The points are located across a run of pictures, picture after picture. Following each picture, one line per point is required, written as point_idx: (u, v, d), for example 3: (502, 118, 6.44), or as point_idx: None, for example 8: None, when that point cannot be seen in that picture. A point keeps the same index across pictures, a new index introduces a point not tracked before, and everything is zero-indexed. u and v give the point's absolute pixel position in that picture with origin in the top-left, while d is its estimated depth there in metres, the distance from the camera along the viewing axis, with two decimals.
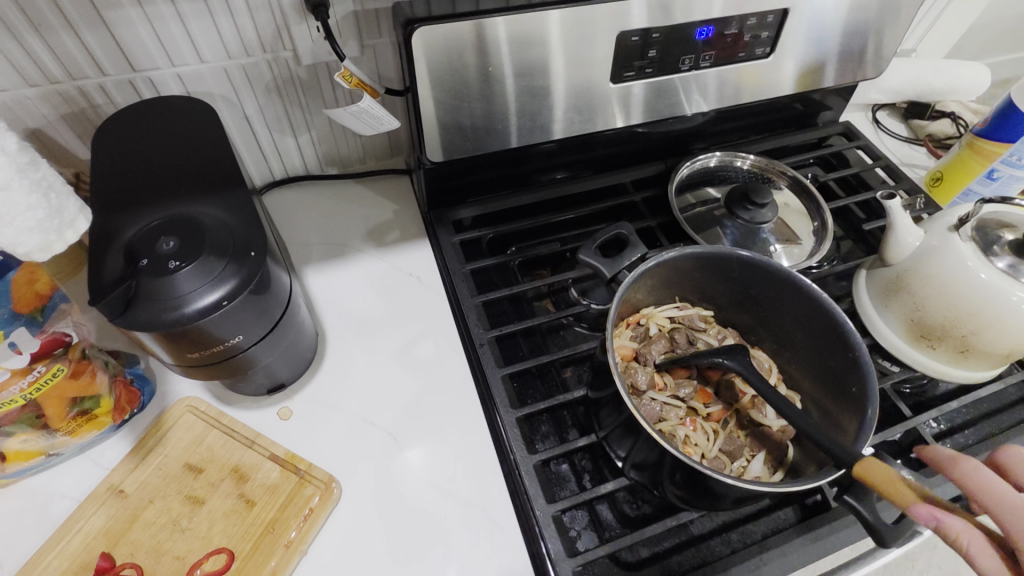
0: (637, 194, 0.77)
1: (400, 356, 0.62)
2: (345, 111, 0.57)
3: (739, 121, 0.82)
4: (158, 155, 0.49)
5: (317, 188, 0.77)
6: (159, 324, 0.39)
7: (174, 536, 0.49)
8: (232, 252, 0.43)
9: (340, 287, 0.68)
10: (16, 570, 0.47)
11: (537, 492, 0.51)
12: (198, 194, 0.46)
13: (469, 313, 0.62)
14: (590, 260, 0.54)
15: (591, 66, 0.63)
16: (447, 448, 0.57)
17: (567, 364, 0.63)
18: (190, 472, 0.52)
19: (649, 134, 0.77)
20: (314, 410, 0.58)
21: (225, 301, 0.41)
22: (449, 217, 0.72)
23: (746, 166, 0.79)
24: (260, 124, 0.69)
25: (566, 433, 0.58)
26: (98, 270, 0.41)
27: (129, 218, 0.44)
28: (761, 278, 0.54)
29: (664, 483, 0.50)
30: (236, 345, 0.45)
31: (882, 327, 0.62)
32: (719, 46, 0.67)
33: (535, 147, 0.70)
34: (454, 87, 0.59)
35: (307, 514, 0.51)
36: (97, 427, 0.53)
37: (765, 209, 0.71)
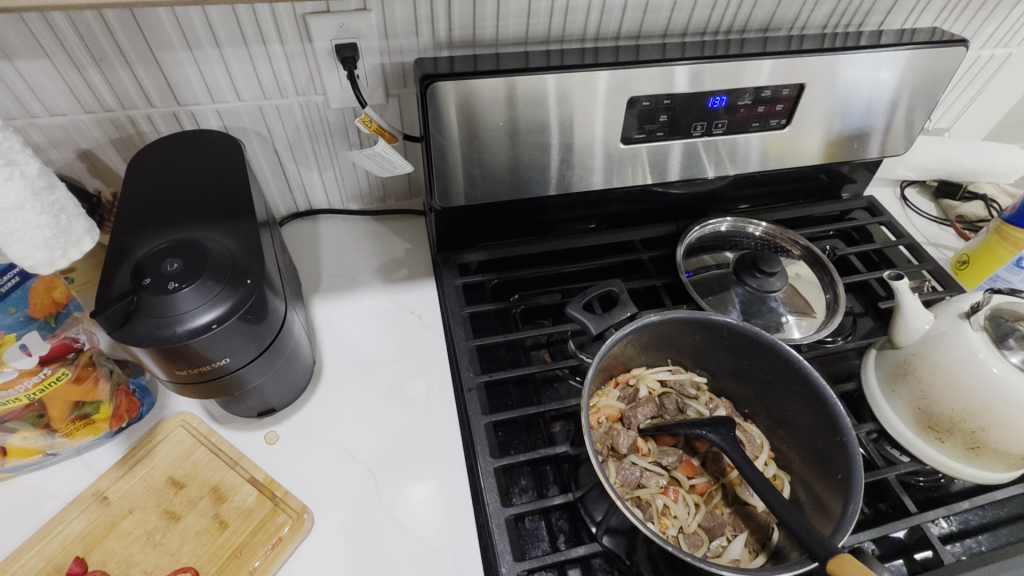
0: (645, 253, 0.77)
1: (391, 392, 0.63)
2: (361, 154, 0.61)
3: (757, 189, 0.82)
4: (182, 181, 0.52)
5: (337, 222, 0.81)
6: (152, 339, 0.42)
7: (146, 550, 0.50)
8: (230, 277, 0.45)
9: (343, 319, 0.70)
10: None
11: (505, 549, 0.50)
12: (210, 220, 0.49)
13: (462, 356, 0.62)
14: (578, 315, 0.53)
15: (602, 127, 0.65)
16: (424, 491, 0.56)
17: (557, 418, 0.62)
18: (172, 486, 0.54)
19: (662, 195, 0.78)
20: (299, 437, 0.59)
21: (215, 324, 0.43)
22: (456, 260, 0.73)
23: (759, 234, 0.79)
24: (289, 159, 0.73)
25: (545, 490, 0.57)
26: (107, 283, 0.44)
27: (144, 237, 0.47)
28: (753, 348, 0.53)
29: (638, 554, 0.48)
30: (225, 365, 0.47)
31: (889, 413, 0.59)
32: (733, 115, 0.68)
33: (546, 199, 0.72)
34: (466, 139, 0.62)
35: (275, 542, 0.51)
36: (94, 432, 0.55)
37: (774, 277, 0.70)
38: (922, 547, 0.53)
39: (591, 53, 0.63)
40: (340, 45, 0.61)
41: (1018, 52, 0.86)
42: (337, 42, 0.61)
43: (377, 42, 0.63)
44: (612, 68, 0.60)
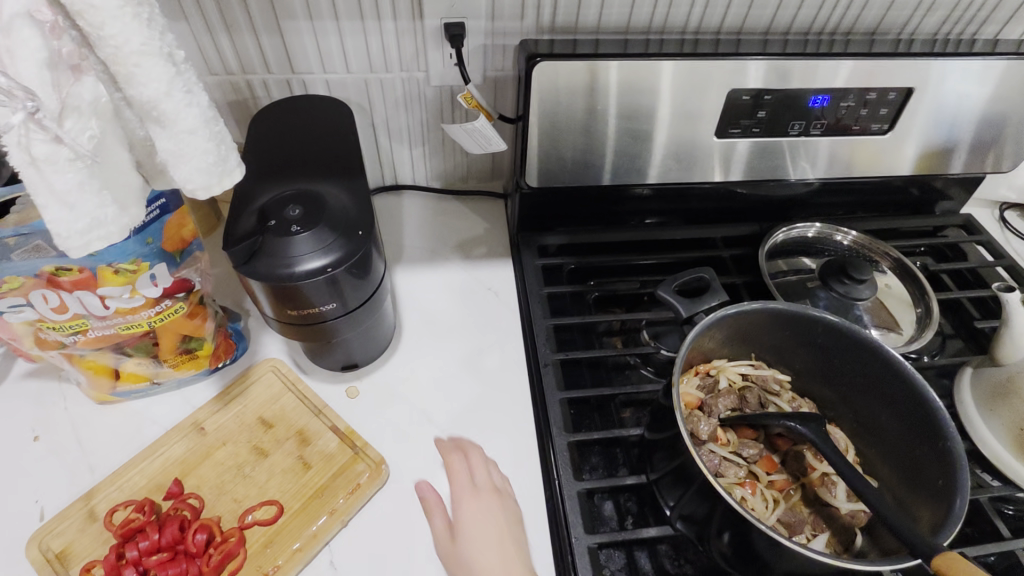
0: (725, 251, 0.76)
1: (467, 362, 0.65)
2: (460, 128, 0.63)
3: (847, 197, 0.80)
4: (298, 137, 0.55)
5: (419, 199, 0.84)
6: (273, 277, 0.45)
7: (236, 480, 0.53)
8: (344, 228, 0.48)
9: (422, 289, 0.72)
10: (106, 475, 0.53)
11: (577, 519, 0.50)
12: (325, 174, 0.52)
13: (539, 333, 0.63)
14: (668, 297, 0.54)
15: (695, 119, 0.65)
16: (494, 457, 0.57)
17: (627, 405, 0.62)
18: (261, 425, 0.57)
19: (746, 196, 0.77)
20: (378, 395, 0.61)
21: (329, 269, 0.46)
22: (535, 242, 0.75)
23: (847, 242, 0.76)
24: (384, 133, 0.77)
25: (615, 471, 0.57)
26: (234, 223, 0.48)
27: (266, 185, 0.50)
28: (848, 348, 0.52)
29: (715, 535, 0.48)
30: (329, 312, 0.50)
31: (985, 434, 0.56)
32: (833, 116, 0.67)
33: (630, 188, 0.72)
34: (559, 121, 0.63)
35: (354, 488, 0.53)
36: (195, 367, 0.59)
37: (863, 286, 0.68)
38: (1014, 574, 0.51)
39: (690, 44, 0.63)
40: (449, 24, 0.64)
41: None
42: (446, 20, 0.64)
43: (483, 24, 0.65)
44: (713, 59, 0.60)
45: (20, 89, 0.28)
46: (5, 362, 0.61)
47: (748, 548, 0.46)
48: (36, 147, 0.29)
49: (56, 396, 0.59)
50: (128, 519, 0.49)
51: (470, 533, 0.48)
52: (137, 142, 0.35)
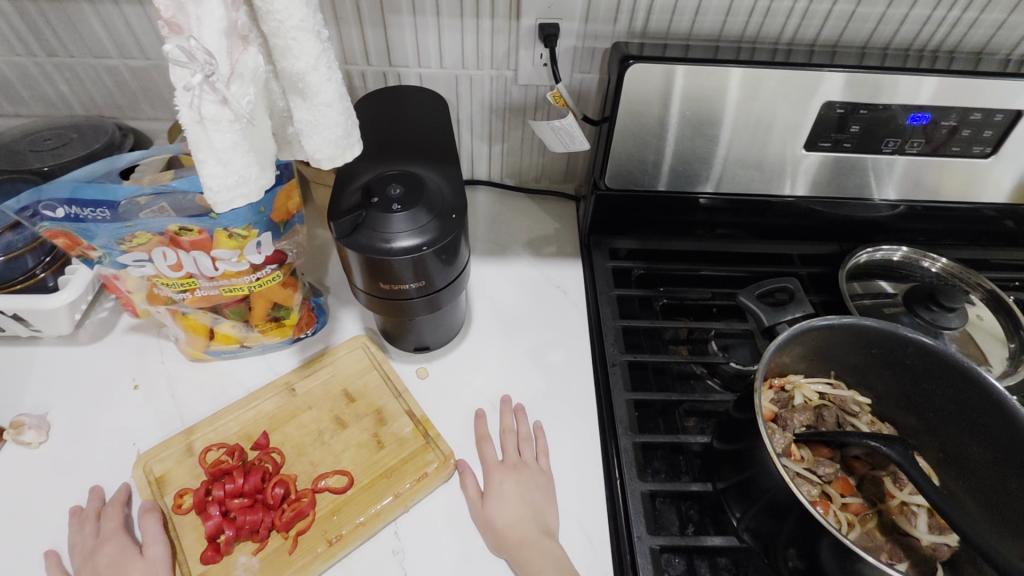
0: (802, 268, 0.75)
1: (533, 355, 0.66)
2: (547, 126, 0.65)
3: (938, 223, 0.76)
4: (398, 124, 0.58)
5: (493, 195, 0.86)
6: (371, 250, 0.47)
7: (316, 445, 0.56)
8: (439, 211, 0.50)
9: (492, 281, 0.74)
10: (202, 419, 0.58)
11: (639, 519, 0.50)
12: (423, 160, 0.54)
13: (608, 333, 0.64)
14: (749, 303, 0.55)
15: (783, 128, 0.64)
16: (557, 450, 0.58)
17: (691, 414, 0.61)
18: (344, 398, 0.59)
19: (828, 214, 0.75)
20: (446, 378, 0.63)
21: (423, 247, 0.48)
22: (607, 244, 0.76)
23: (934, 269, 0.73)
24: (467, 129, 0.79)
25: (678, 477, 0.56)
26: (339, 198, 0.51)
27: (368, 165, 0.53)
28: (939, 373, 0.50)
29: (783, 546, 0.47)
30: (416, 290, 0.52)
31: None
32: (933, 136, 0.64)
33: (707, 197, 0.72)
34: (644, 124, 0.64)
35: (421, 475, 0.54)
36: (281, 334, 0.62)
37: (951, 314, 0.64)
38: None
39: (783, 53, 0.62)
40: (543, 24, 0.65)
41: None
42: (541, 21, 0.65)
43: (576, 26, 0.66)
44: (809, 68, 0.59)
45: (201, 51, 0.31)
46: (113, 315, 0.66)
47: (816, 567, 0.45)
48: (205, 107, 0.32)
49: (155, 350, 0.64)
50: (218, 460, 0.53)
51: (501, 499, 0.52)
52: (274, 111, 0.39)
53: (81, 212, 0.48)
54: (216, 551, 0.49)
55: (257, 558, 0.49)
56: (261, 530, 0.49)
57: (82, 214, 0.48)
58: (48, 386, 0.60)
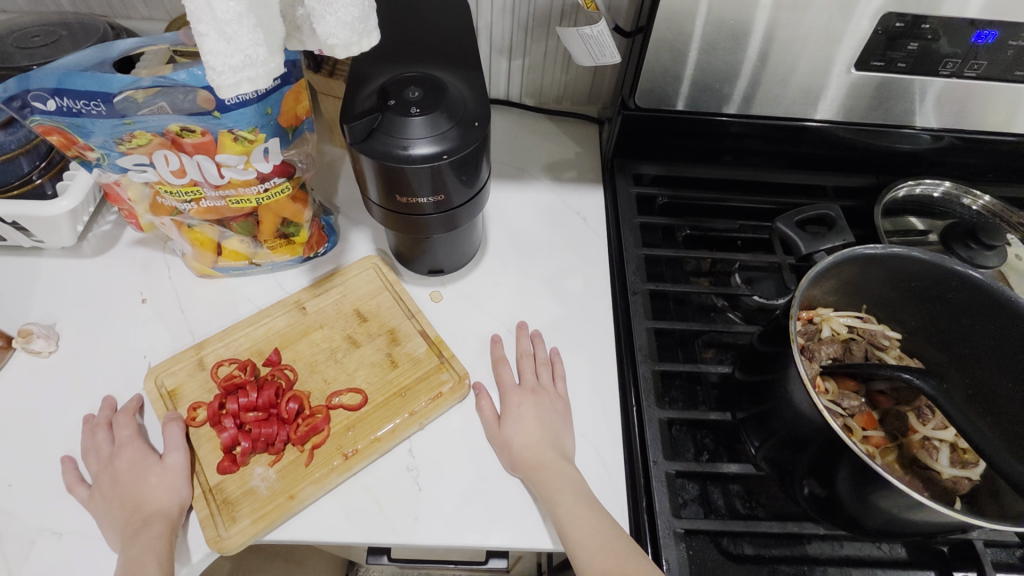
0: (835, 201, 0.71)
1: (551, 283, 0.63)
2: (576, 33, 0.59)
3: (983, 158, 0.71)
4: (413, 22, 0.53)
5: (510, 115, 0.81)
6: (388, 156, 0.44)
7: (329, 362, 0.55)
8: (461, 118, 0.46)
9: (509, 206, 0.71)
10: (213, 333, 0.57)
11: (656, 445, 0.50)
12: (443, 63, 0.50)
13: (629, 261, 0.61)
14: (786, 231, 0.53)
15: (833, 44, 0.58)
16: (573, 376, 0.57)
17: (710, 344, 0.59)
18: (357, 317, 0.58)
19: (868, 144, 0.70)
20: (460, 302, 0.61)
21: (444, 156, 0.45)
22: (631, 169, 0.72)
23: (975, 207, 0.69)
24: (486, 40, 0.73)
25: (695, 406, 0.55)
26: (352, 101, 0.47)
27: (383, 66, 0.49)
28: (982, 308, 0.47)
29: (802, 475, 0.46)
30: (434, 205, 0.49)
31: None
32: (998, 56, 0.58)
33: (741, 121, 0.67)
34: (680, 34, 0.58)
35: (436, 395, 0.53)
36: (290, 252, 0.60)
37: (991, 253, 0.61)
38: None
39: None
40: None
41: None
42: None
43: None
44: None
45: None
46: (117, 229, 0.64)
47: (836, 496, 0.44)
48: None
49: (161, 265, 0.62)
50: (231, 375, 0.52)
51: (518, 421, 0.52)
52: None
53: (73, 105, 0.44)
54: (233, 462, 0.48)
55: (273, 470, 0.48)
56: (276, 443, 0.49)
57: (75, 108, 0.44)
58: (54, 299, 0.59)
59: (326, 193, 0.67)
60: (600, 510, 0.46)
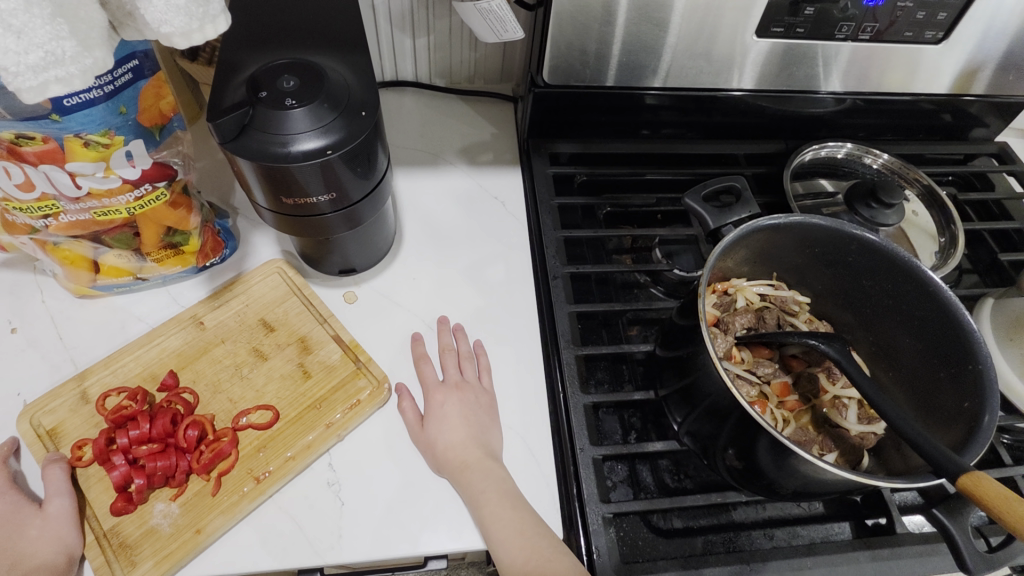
0: (747, 168, 0.72)
1: (471, 273, 0.61)
2: (473, 8, 0.56)
3: (881, 118, 0.74)
4: (291, 4, 0.49)
5: (420, 96, 0.77)
6: (263, 154, 0.40)
7: (233, 380, 0.51)
8: (345, 108, 0.42)
9: (424, 194, 0.68)
10: (97, 361, 0.51)
11: (582, 431, 0.49)
12: (326, 48, 0.46)
13: (548, 245, 0.60)
14: (695, 206, 0.53)
15: (735, 11, 0.57)
16: (498, 369, 0.55)
17: (635, 322, 0.59)
18: (263, 327, 0.54)
19: (775, 110, 0.71)
20: (377, 301, 0.58)
21: (328, 151, 0.41)
22: (547, 148, 0.70)
23: (876, 166, 0.72)
24: (385, 18, 0.68)
25: (621, 386, 0.55)
26: (220, 94, 0.42)
27: (256, 54, 0.45)
28: (880, 270, 0.49)
29: (722, 448, 0.47)
30: (328, 204, 0.45)
31: (1000, 364, 0.55)
32: (886, 18, 0.60)
33: (652, 94, 0.66)
34: (582, 6, 0.56)
35: (354, 404, 0.50)
36: (181, 263, 0.55)
37: (891, 211, 0.63)
38: None
39: None
40: None
41: None
42: None
43: None
44: None
45: None
46: None
47: (754, 465, 0.45)
48: None
49: (32, 289, 0.55)
50: (120, 406, 0.48)
51: (441, 421, 0.50)
52: None
53: None
54: (129, 501, 0.44)
55: (176, 505, 0.45)
56: (176, 475, 0.45)
57: None
58: None
59: (220, 194, 0.62)
60: (527, 508, 0.46)
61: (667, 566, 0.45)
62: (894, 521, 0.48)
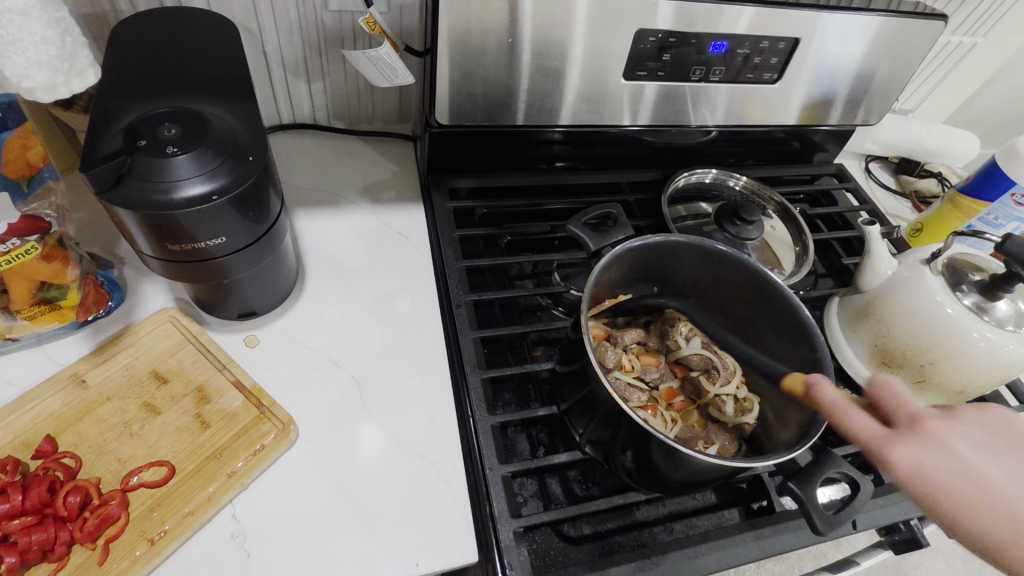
0: (631, 195, 0.79)
1: (376, 308, 0.62)
2: (363, 56, 0.58)
3: (741, 147, 0.84)
4: (172, 55, 0.49)
5: (319, 138, 0.78)
6: (143, 202, 0.39)
7: (122, 439, 0.48)
8: (231, 153, 0.43)
9: (327, 233, 0.68)
10: None
11: (490, 451, 0.51)
12: (210, 96, 0.46)
13: (451, 275, 0.62)
14: (579, 235, 0.58)
15: (607, 56, 0.64)
16: (407, 400, 0.56)
17: (539, 342, 0.63)
18: (155, 380, 0.51)
19: (650, 142, 0.79)
20: (281, 342, 0.58)
21: (213, 195, 0.41)
22: (447, 185, 0.73)
23: (739, 188, 0.82)
24: (277, 63, 0.70)
25: (528, 405, 0.58)
26: (95, 143, 0.42)
27: (136, 103, 0.45)
28: (739, 280, 0.56)
29: (620, 452, 0.50)
30: (218, 248, 0.45)
31: (848, 353, 0.64)
32: (730, 63, 0.69)
33: (541, 132, 0.72)
34: (469, 54, 0.60)
35: (257, 449, 0.49)
36: (58, 319, 0.52)
37: (752, 226, 0.72)
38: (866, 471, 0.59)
39: None
40: None
41: (984, 43, 0.91)
42: None
43: None
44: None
45: None
46: None
47: (647, 466, 0.49)
48: None
49: None
50: None
51: None
52: None
53: None
54: None
55: None
56: (56, 547, 0.42)
57: None
58: None
59: (102, 245, 0.59)
60: None
61: (577, 571, 0.47)
62: (772, 501, 0.54)
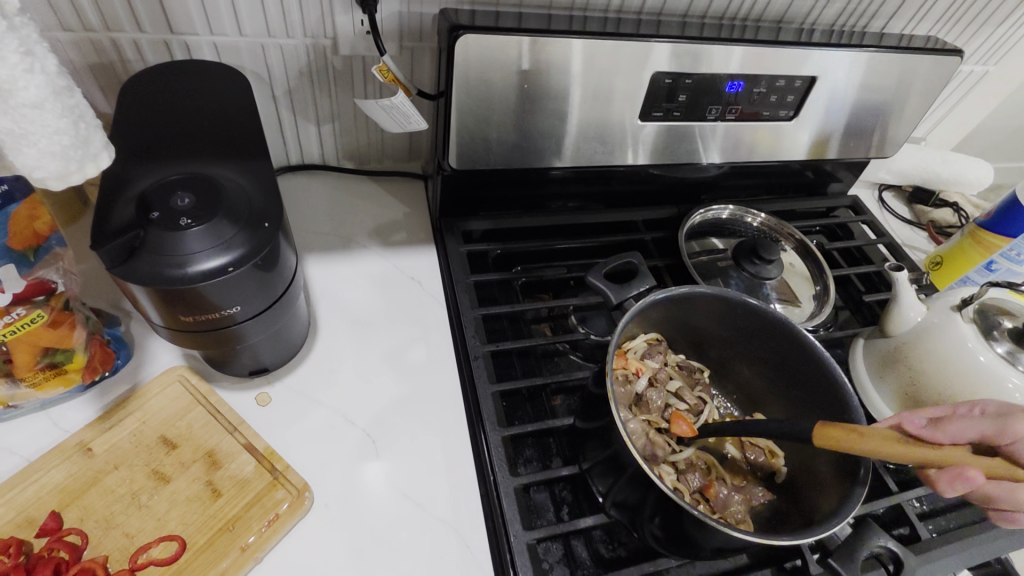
0: (647, 233, 0.78)
1: (390, 359, 0.60)
2: (376, 104, 0.57)
3: (755, 180, 0.83)
4: (182, 114, 0.48)
5: (328, 180, 0.76)
6: (156, 277, 0.38)
7: (129, 512, 0.46)
8: (246, 220, 0.42)
9: (338, 280, 0.66)
10: None
11: (514, 516, 0.49)
12: (222, 157, 0.45)
13: (468, 325, 0.61)
14: (599, 285, 0.56)
15: (623, 99, 0.63)
16: (425, 460, 0.54)
17: (558, 392, 0.61)
18: (164, 446, 0.49)
19: (664, 178, 0.78)
20: (293, 400, 0.56)
21: (228, 267, 0.39)
22: (460, 227, 0.72)
23: (755, 223, 0.80)
24: (286, 107, 0.68)
25: (549, 461, 0.56)
26: (105, 215, 0.40)
27: (147, 169, 0.43)
28: (766, 330, 0.56)
29: (647, 519, 0.48)
30: (232, 317, 0.43)
31: (876, 400, 0.62)
32: (745, 102, 0.68)
33: (554, 173, 0.71)
34: (484, 100, 0.59)
35: (272, 520, 0.47)
36: (64, 383, 0.50)
37: (771, 265, 0.71)
38: (900, 524, 0.57)
39: (613, 22, 0.61)
40: None
41: (995, 71, 0.90)
42: None
43: None
44: (621, 39, 0.58)
45: None
46: None
47: (676, 533, 0.47)
48: None
49: None
50: None
51: None
52: None
53: None
54: None
55: None
56: None
57: None
58: None
59: (105, 300, 0.58)
60: None
61: None
62: (808, 561, 0.51)
